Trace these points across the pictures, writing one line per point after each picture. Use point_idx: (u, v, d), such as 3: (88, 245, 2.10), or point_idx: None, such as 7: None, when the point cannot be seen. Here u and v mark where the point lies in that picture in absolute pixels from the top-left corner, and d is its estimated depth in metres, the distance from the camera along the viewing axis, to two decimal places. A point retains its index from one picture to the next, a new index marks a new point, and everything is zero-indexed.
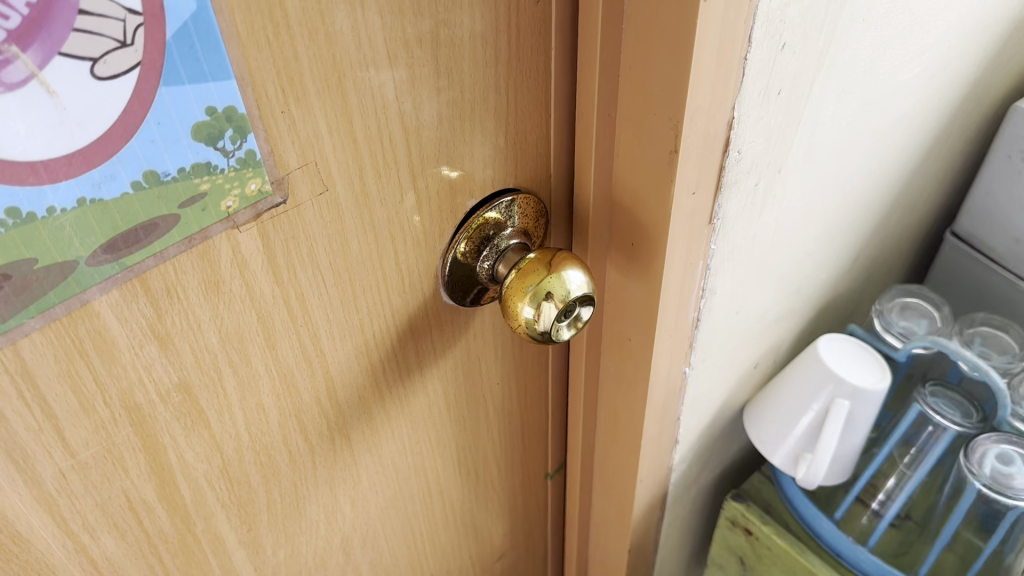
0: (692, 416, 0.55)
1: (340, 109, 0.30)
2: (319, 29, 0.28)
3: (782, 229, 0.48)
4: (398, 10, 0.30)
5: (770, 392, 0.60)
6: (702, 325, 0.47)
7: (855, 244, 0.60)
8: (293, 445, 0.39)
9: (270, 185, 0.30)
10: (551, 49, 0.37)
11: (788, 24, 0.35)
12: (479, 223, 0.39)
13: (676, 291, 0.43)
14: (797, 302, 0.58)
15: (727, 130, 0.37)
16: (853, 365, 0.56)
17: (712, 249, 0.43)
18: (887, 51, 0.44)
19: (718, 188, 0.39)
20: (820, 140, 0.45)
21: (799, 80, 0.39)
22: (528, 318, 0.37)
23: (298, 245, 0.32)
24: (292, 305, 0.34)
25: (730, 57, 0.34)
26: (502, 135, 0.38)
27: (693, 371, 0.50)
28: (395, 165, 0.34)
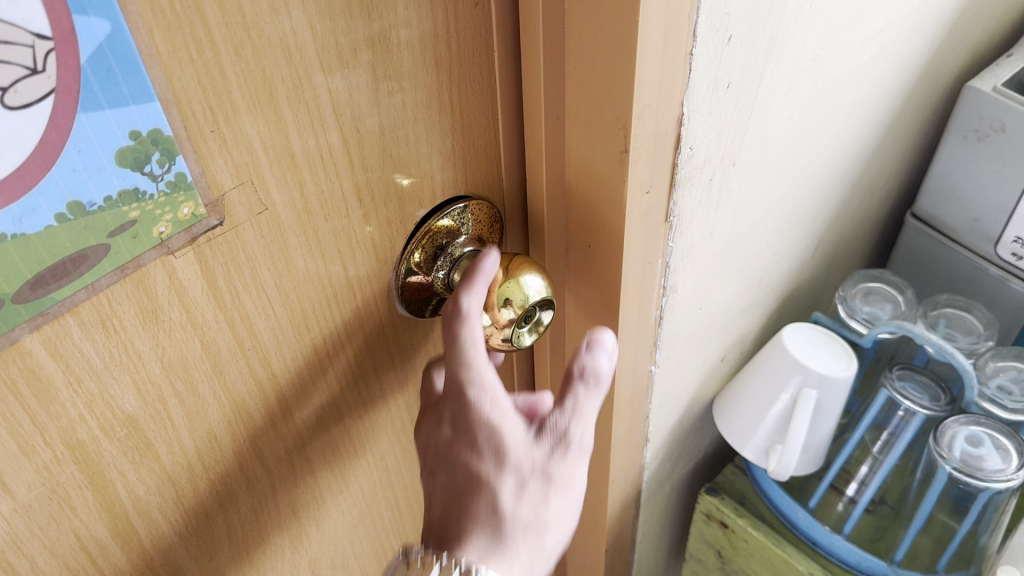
0: (663, 411, 0.55)
1: (274, 124, 0.29)
2: (245, 44, 0.27)
3: (741, 221, 0.48)
4: (329, 18, 0.29)
5: (738, 384, 0.60)
6: (665, 323, 0.47)
7: (815, 230, 0.60)
8: (251, 471, 0.38)
9: (204, 208, 0.29)
10: (495, 51, 0.36)
11: (734, 16, 0.35)
12: (431, 233, 0.38)
13: (636, 289, 0.42)
14: (761, 292, 0.58)
15: (677, 127, 0.36)
16: (820, 355, 0.56)
17: (670, 246, 0.42)
18: (836, 39, 0.44)
19: (672, 185, 0.39)
20: (774, 131, 0.44)
21: (746, 73, 0.38)
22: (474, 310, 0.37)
23: (239, 266, 0.31)
24: (237, 328, 0.33)
25: (674, 54, 0.33)
26: (450, 143, 0.37)
27: (658, 369, 0.50)
28: (338, 178, 0.33)
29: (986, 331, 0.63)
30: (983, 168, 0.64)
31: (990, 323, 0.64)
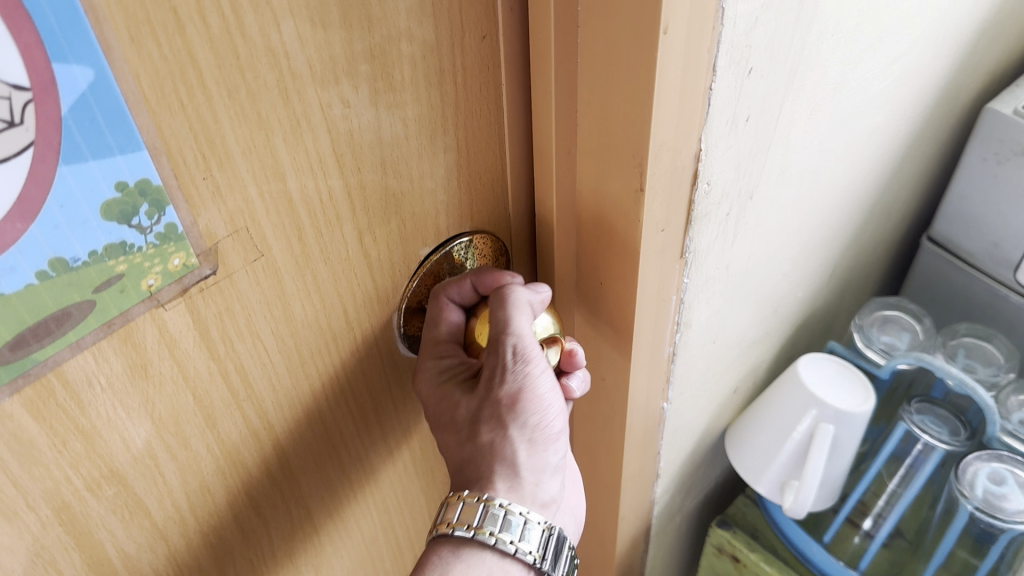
0: (674, 445, 0.53)
1: (269, 167, 0.28)
2: (240, 86, 0.25)
3: (757, 253, 0.46)
4: (331, 58, 0.27)
5: (750, 415, 0.58)
6: (678, 359, 0.45)
7: (831, 257, 0.58)
8: (246, 521, 0.36)
9: (196, 258, 0.27)
10: (501, 83, 0.34)
11: (755, 48, 0.33)
12: (434, 268, 0.37)
13: (649, 326, 0.40)
14: (775, 322, 0.56)
15: (694, 162, 0.34)
16: (834, 387, 0.54)
17: (684, 282, 0.40)
18: (857, 66, 0.42)
19: (688, 221, 0.37)
20: (792, 162, 0.42)
21: (767, 105, 0.36)
22: (451, 322, 0.38)
23: (233, 315, 0.30)
24: (231, 378, 0.31)
25: (693, 90, 0.31)
26: (454, 179, 0.35)
27: (670, 404, 0.48)
28: (338, 221, 0.31)
29: (1006, 362, 0.62)
30: (1003, 191, 0.62)
31: (1011, 354, 0.62)
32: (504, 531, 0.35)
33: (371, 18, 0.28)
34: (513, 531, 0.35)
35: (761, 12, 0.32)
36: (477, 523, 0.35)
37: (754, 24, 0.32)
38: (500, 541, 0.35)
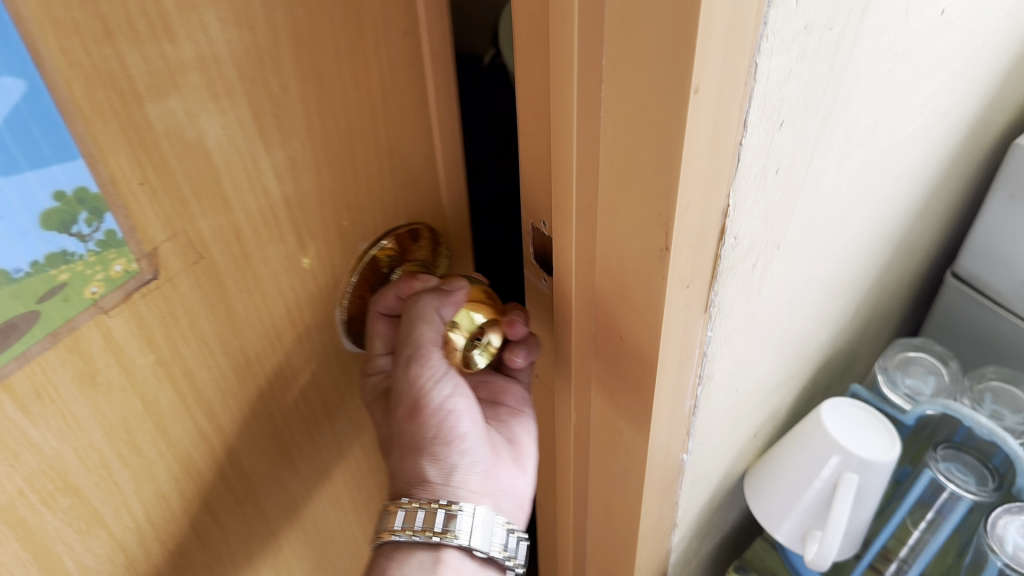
0: (690, 496, 0.57)
1: (204, 170, 0.28)
2: (171, 92, 0.26)
3: (777, 297, 0.47)
4: (259, 62, 0.28)
5: (770, 460, 0.64)
6: (698, 411, 0.47)
7: (845, 295, 0.61)
8: (201, 526, 0.37)
9: (137, 263, 0.28)
10: (425, 77, 0.35)
11: (786, 102, 0.32)
12: (374, 260, 0.38)
13: (676, 368, 0.40)
14: (784, 372, 0.59)
15: (722, 219, 0.34)
16: (859, 435, 0.59)
17: (709, 335, 0.40)
18: (881, 120, 0.44)
19: (714, 276, 0.37)
20: (817, 210, 0.43)
21: (796, 155, 0.36)
22: (382, 336, 0.39)
23: (176, 319, 0.30)
24: (179, 383, 0.32)
25: (720, 147, 0.30)
26: (387, 175, 0.36)
27: (689, 456, 0.51)
28: (275, 219, 0.32)
29: None
30: None
31: None
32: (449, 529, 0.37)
33: (298, 21, 0.28)
34: (465, 530, 0.38)
35: (794, 64, 0.30)
36: (440, 529, 0.37)
37: (786, 79, 0.30)
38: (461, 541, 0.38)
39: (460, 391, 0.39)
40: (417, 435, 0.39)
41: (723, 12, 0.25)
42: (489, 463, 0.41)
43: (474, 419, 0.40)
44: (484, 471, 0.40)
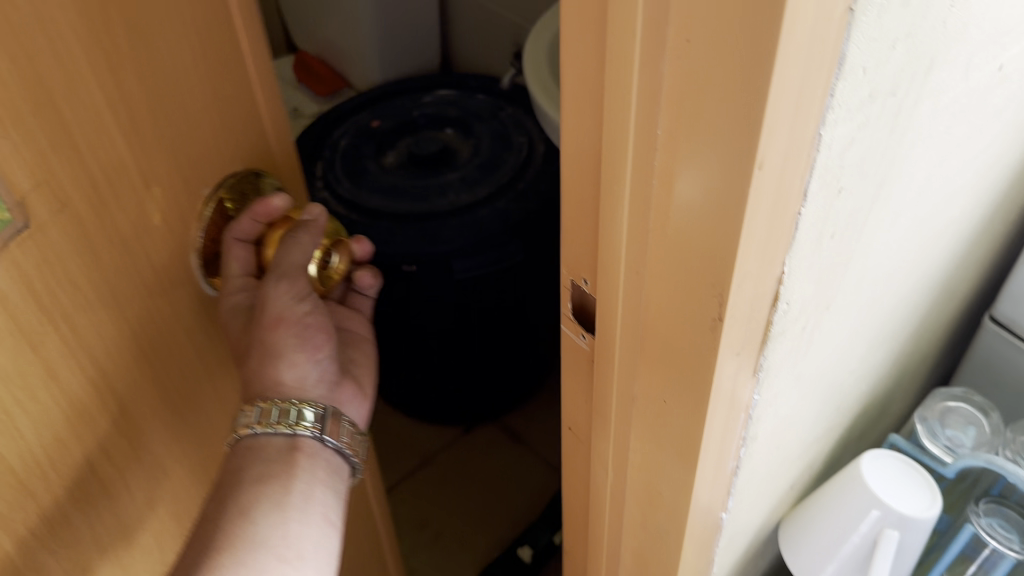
0: (735, 511, 0.64)
1: (57, 127, 0.39)
2: (18, 53, 0.36)
3: (837, 336, 0.58)
4: (90, 24, 0.40)
5: (808, 515, 0.72)
6: (746, 445, 0.57)
7: (889, 351, 0.69)
8: (55, 454, 0.45)
9: (9, 213, 0.38)
10: (207, 49, 0.47)
11: (844, 171, 0.45)
12: (208, 212, 0.52)
13: (722, 403, 0.51)
14: (828, 420, 0.67)
15: (777, 285, 0.46)
16: (900, 492, 0.68)
17: (760, 373, 0.51)
18: (929, 185, 0.55)
19: (774, 304, 0.47)
20: (878, 258, 0.55)
21: (850, 219, 0.49)
22: (235, 253, 0.56)
23: (41, 274, 0.41)
24: (41, 300, 0.41)
25: (786, 210, 0.42)
26: (178, 143, 0.48)
27: (729, 514, 0.63)
28: (110, 132, 0.43)
29: None
30: None
31: None
32: (286, 423, 0.57)
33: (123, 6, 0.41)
34: (320, 420, 0.59)
35: (855, 133, 0.43)
36: (308, 424, 0.58)
37: (846, 146, 0.43)
38: (326, 436, 0.59)
39: (314, 309, 0.60)
40: (292, 344, 0.59)
41: (805, 36, 0.35)
42: (331, 380, 0.62)
43: (326, 338, 0.61)
44: (331, 380, 0.62)
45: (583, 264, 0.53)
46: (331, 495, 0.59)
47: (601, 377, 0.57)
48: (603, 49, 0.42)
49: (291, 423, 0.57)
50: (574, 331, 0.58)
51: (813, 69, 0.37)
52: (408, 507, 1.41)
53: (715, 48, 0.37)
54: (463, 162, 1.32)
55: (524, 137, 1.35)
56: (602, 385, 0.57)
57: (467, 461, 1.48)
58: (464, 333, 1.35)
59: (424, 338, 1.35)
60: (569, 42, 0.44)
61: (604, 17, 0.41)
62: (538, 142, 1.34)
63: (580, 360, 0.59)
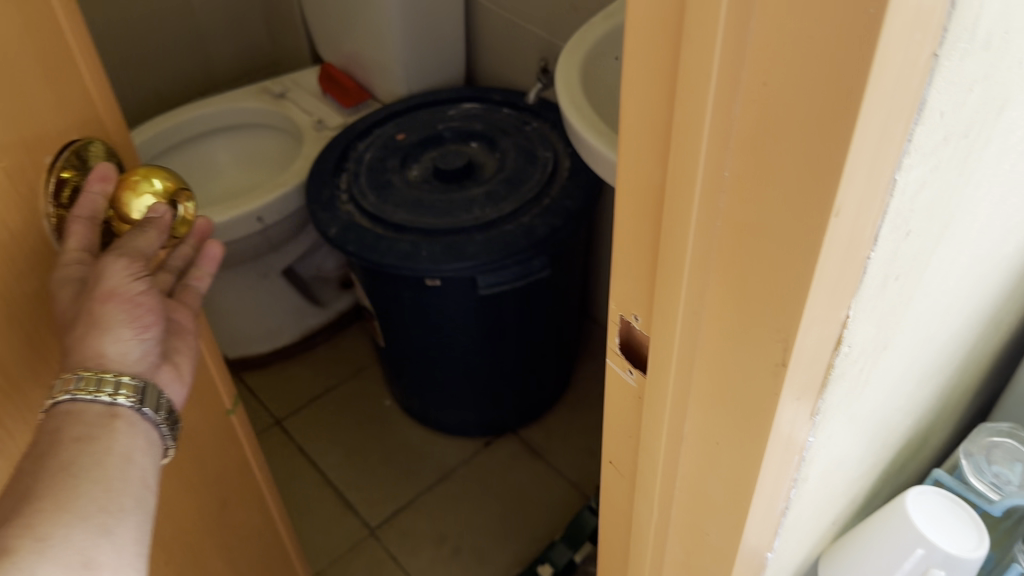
0: (782, 546, 0.63)
1: None
2: None
3: (892, 372, 0.57)
4: None
5: (852, 546, 0.71)
6: (798, 478, 0.56)
7: (938, 382, 0.68)
8: None
9: None
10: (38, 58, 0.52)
11: (914, 215, 0.44)
12: (55, 178, 0.55)
13: (779, 442, 0.50)
14: (879, 449, 0.66)
15: (842, 327, 0.46)
16: (947, 531, 0.67)
17: (818, 408, 0.51)
18: (991, 223, 0.54)
19: (838, 344, 0.47)
20: (938, 293, 0.54)
21: (914, 260, 0.48)
22: (81, 224, 0.56)
23: None
24: None
25: (853, 259, 0.42)
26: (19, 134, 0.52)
27: (774, 552, 0.63)
28: None
29: None
30: None
31: None
32: (102, 385, 0.51)
33: None
34: (144, 399, 0.54)
35: (928, 175, 0.42)
36: (130, 394, 0.53)
37: (918, 190, 0.42)
38: (145, 410, 0.54)
39: (146, 291, 0.56)
40: (119, 320, 0.54)
41: (882, 106, 0.35)
42: (155, 361, 0.57)
43: (155, 319, 0.56)
44: (154, 360, 0.57)
45: (633, 300, 0.52)
46: (151, 466, 0.53)
47: (649, 413, 0.56)
48: (670, 88, 0.41)
49: (112, 385, 0.52)
50: (621, 367, 0.57)
51: (893, 115, 0.36)
52: (425, 520, 1.40)
53: (793, 95, 0.35)
54: (487, 178, 1.31)
55: (550, 152, 1.33)
56: (649, 420, 0.56)
57: (485, 475, 1.46)
58: (487, 348, 1.33)
59: (446, 352, 1.34)
60: (631, 78, 0.42)
61: (672, 60, 0.39)
62: (564, 157, 1.32)
63: (625, 395, 0.59)
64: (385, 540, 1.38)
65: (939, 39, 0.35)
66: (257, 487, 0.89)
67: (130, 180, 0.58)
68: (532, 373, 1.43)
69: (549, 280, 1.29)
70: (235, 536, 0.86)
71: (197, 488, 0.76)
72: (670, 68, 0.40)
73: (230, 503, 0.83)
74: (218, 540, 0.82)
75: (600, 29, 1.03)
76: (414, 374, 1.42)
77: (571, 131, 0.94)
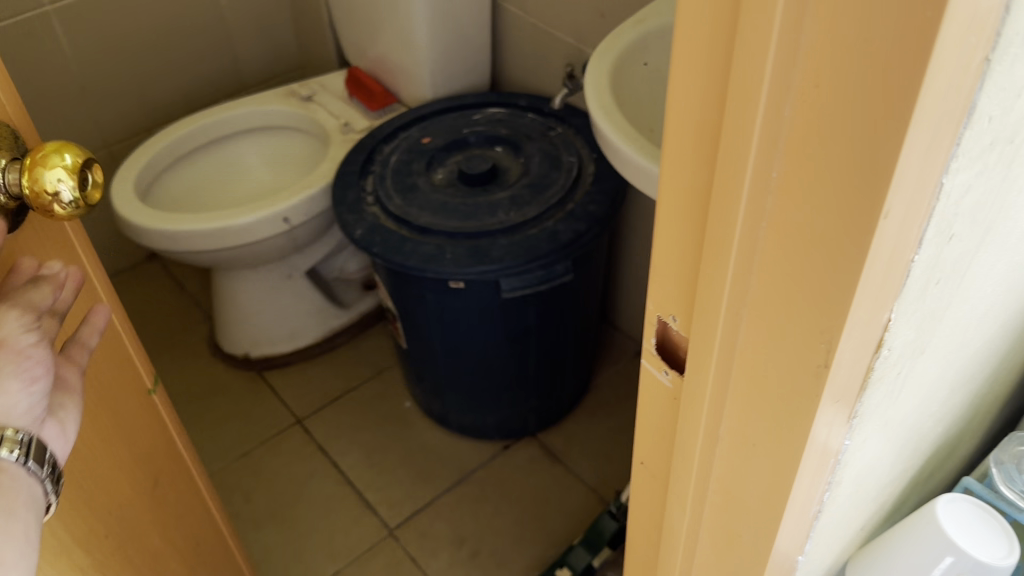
0: (812, 550, 0.63)
1: None
2: None
3: (928, 377, 0.57)
4: None
5: (878, 554, 0.71)
6: (832, 482, 0.56)
7: (970, 390, 0.68)
8: None
9: None
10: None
11: (956, 222, 0.44)
12: None
13: (816, 444, 0.50)
14: (910, 455, 0.66)
15: (884, 330, 0.46)
16: (977, 539, 0.67)
17: (854, 412, 0.51)
18: None
19: (878, 348, 0.47)
20: (975, 300, 0.54)
21: (956, 264, 0.48)
22: None
23: None
24: None
25: (899, 262, 0.42)
26: None
27: (804, 556, 0.63)
28: None
29: None
30: None
31: None
32: None
33: None
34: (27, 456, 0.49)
35: (972, 181, 0.42)
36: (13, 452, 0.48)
37: (964, 194, 0.43)
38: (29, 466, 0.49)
39: (36, 341, 0.50)
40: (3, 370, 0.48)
41: (932, 113, 0.35)
42: (39, 414, 0.52)
43: (46, 370, 0.51)
44: (38, 413, 0.52)
45: (672, 301, 0.53)
46: (33, 525, 0.49)
47: (684, 414, 0.56)
48: (721, 89, 0.41)
49: None
50: (656, 367, 0.58)
51: (944, 120, 0.36)
52: (444, 522, 1.41)
53: (846, 98, 0.36)
54: (512, 182, 1.32)
55: (574, 157, 1.34)
56: (684, 421, 0.56)
57: (504, 477, 1.47)
58: (509, 351, 1.34)
59: (467, 354, 1.35)
60: (681, 79, 0.43)
61: (724, 63, 0.40)
62: (588, 162, 1.33)
63: (658, 395, 0.59)
64: (404, 541, 1.38)
65: (992, 44, 0.35)
66: (188, 467, 0.83)
67: (36, 156, 0.50)
68: (552, 377, 1.43)
69: (572, 284, 1.30)
70: (171, 516, 0.81)
71: (123, 465, 0.72)
72: (722, 69, 0.41)
73: (162, 481, 0.78)
74: (153, 518, 0.78)
75: (631, 34, 1.03)
76: (435, 375, 1.42)
77: (601, 135, 0.95)
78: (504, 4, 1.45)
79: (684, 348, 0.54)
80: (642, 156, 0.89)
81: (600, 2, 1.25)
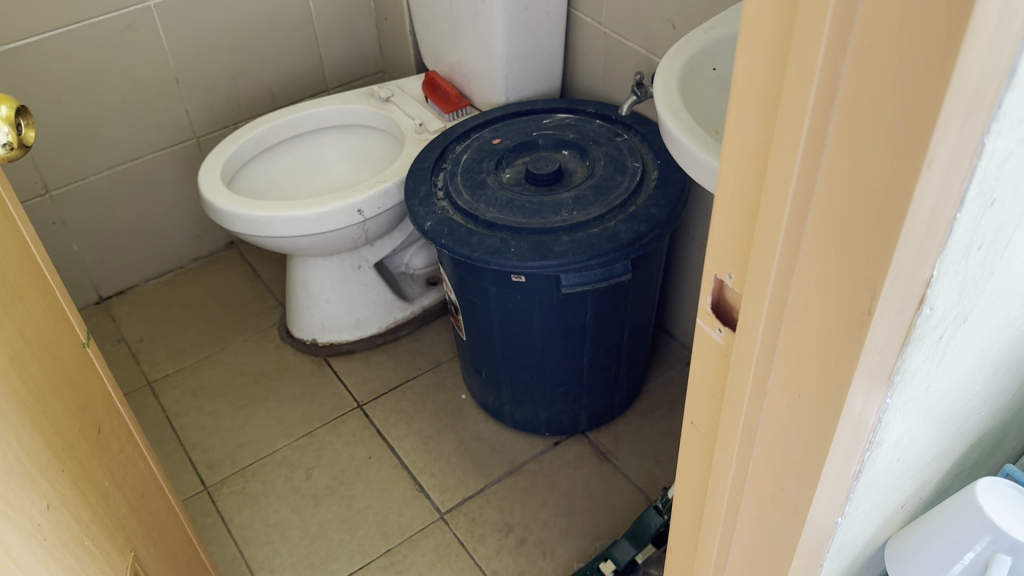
0: (853, 515, 0.67)
1: None
2: None
3: (971, 350, 0.60)
4: None
5: (920, 533, 0.74)
6: (873, 442, 0.60)
7: (1015, 377, 0.71)
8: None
9: None
10: None
11: (998, 187, 0.48)
12: None
13: (857, 396, 0.54)
14: (953, 433, 0.69)
15: (926, 286, 0.50)
16: (1013, 519, 0.68)
17: (896, 370, 0.55)
18: None
19: (920, 304, 0.51)
20: (1018, 276, 0.58)
21: (997, 232, 0.52)
22: None
23: None
24: None
25: (942, 217, 0.46)
26: None
27: (843, 520, 0.66)
28: None
29: None
30: None
31: None
32: None
33: None
34: None
35: (1014, 147, 0.46)
36: None
37: (1004, 159, 0.47)
38: None
39: None
40: None
41: (973, 73, 0.40)
42: None
43: None
44: None
45: (729, 258, 0.57)
46: None
47: (735, 369, 0.60)
48: (783, 54, 0.46)
49: None
50: (711, 325, 0.62)
51: (984, 80, 0.41)
52: (494, 509, 1.45)
53: (896, 55, 0.40)
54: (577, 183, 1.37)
55: (639, 163, 1.39)
56: (734, 377, 0.61)
57: (554, 471, 1.51)
58: (565, 345, 1.38)
59: (525, 347, 1.39)
60: (747, 46, 0.48)
61: (788, 29, 0.45)
62: (651, 168, 1.37)
63: (711, 353, 0.63)
64: (453, 525, 1.43)
65: None
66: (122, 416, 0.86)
67: None
68: (606, 375, 1.47)
69: (630, 284, 1.34)
70: (115, 464, 0.83)
71: (76, 410, 0.75)
72: (785, 36, 0.45)
73: (105, 430, 0.81)
74: (101, 460, 0.80)
75: (701, 40, 1.09)
76: (492, 367, 1.47)
77: (666, 131, 1.00)
78: (579, 14, 1.51)
79: (738, 305, 0.59)
80: (707, 151, 0.94)
81: (671, 11, 1.31)
